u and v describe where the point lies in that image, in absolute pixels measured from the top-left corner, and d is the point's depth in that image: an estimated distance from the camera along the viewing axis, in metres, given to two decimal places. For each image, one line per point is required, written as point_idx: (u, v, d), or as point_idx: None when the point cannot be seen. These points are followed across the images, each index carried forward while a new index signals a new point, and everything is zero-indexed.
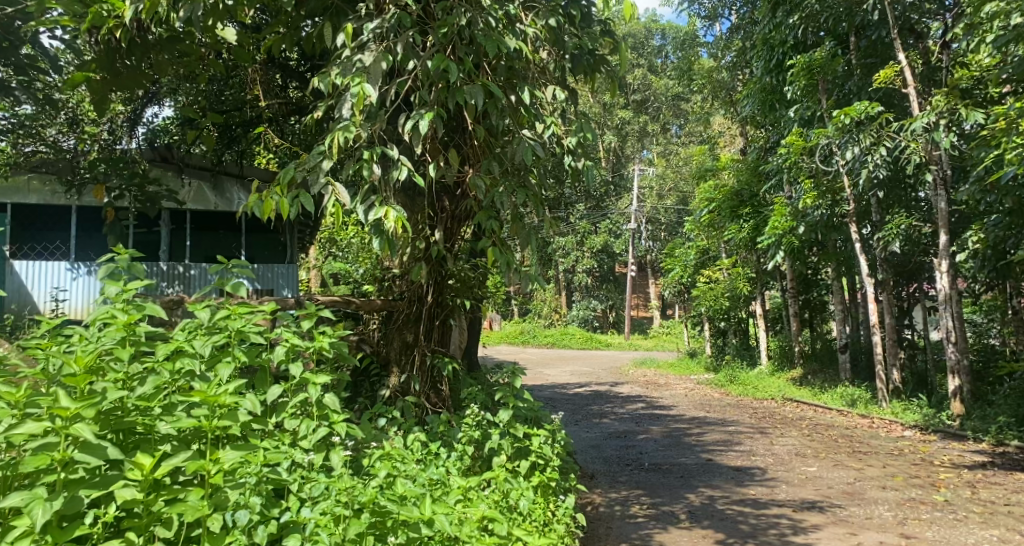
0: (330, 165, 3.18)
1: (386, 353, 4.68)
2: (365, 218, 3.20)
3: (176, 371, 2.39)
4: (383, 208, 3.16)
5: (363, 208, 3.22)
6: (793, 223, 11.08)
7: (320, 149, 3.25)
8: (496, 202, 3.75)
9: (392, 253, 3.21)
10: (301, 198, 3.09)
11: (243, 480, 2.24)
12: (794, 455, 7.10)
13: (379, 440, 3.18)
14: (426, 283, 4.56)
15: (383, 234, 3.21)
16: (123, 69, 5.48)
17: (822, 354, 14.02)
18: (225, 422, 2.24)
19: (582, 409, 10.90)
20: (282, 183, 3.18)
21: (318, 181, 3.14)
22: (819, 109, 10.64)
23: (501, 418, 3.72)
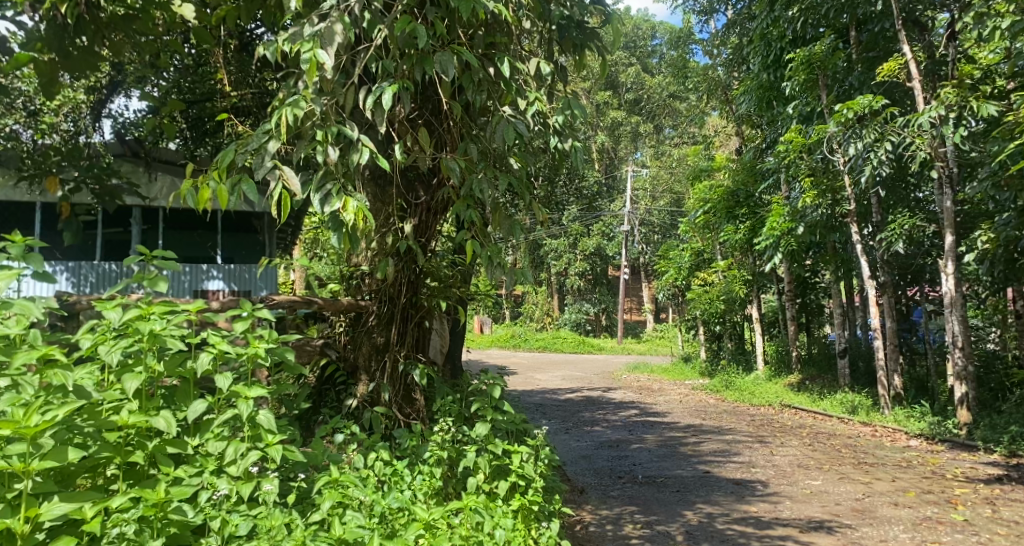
0: (278, 146, 2.72)
1: (353, 358, 4.23)
2: (321, 210, 2.74)
3: (50, 386, 1.97)
4: (341, 199, 2.71)
5: (317, 198, 2.78)
6: (792, 224, 10.70)
7: (264, 127, 2.81)
8: (475, 189, 3.34)
9: (353, 250, 2.76)
10: (241, 184, 2.63)
11: (116, 531, 1.84)
12: (797, 467, 6.69)
13: (332, 461, 2.74)
14: (399, 282, 4.15)
15: (342, 228, 2.78)
16: (75, 51, 4.81)
17: (820, 359, 13.64)
18: (47, 466, 1.76)
19: (573, 416, 10.48)
20: (221, 168, 2.72)
21: (263, 165, 2.68)
22: (818, 105, 10.26)
23: (477, 433, 3.29)
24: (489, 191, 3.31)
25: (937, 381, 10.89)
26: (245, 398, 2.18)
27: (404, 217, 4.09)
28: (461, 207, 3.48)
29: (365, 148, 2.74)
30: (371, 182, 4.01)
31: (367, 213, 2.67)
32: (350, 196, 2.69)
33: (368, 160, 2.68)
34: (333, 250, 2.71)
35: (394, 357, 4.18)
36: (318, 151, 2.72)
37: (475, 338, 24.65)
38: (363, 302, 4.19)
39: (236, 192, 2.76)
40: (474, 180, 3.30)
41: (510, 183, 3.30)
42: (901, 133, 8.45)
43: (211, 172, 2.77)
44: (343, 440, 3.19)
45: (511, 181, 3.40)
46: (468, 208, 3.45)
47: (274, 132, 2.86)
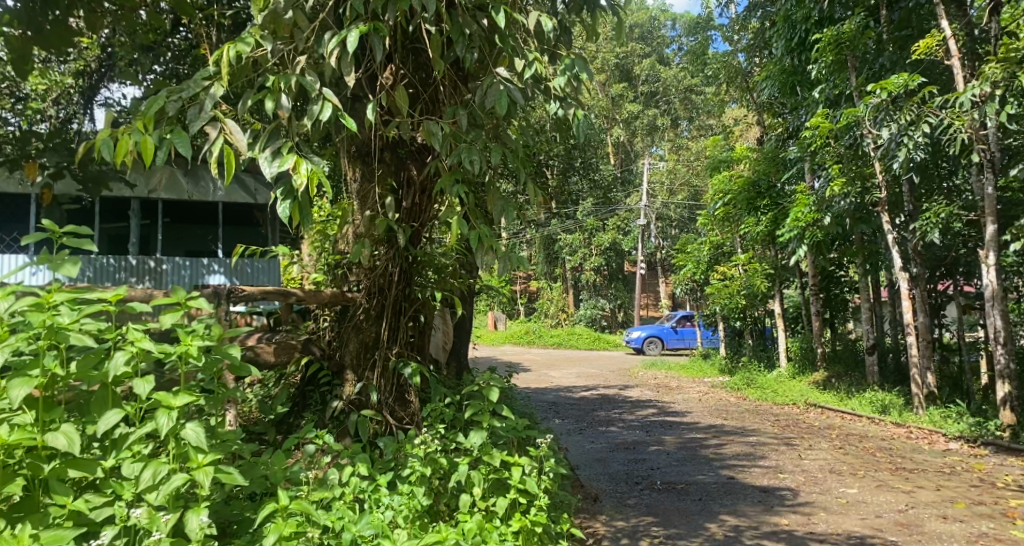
0: (220, 93, 2.44)
1: (338, 358, 3.79)
2: (266, 171, 2.45)
3: None
4: (291, 160, 2.44)
5: (262, 157, 2.51)
6: (818, 214, 10.18)
7: (203, 75, 2.57)
8: (462, 160, 2.94)
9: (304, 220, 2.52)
10: (176, 138, 2.32)
11: None
12: (830, 474, 6.17)
13: (282, 485, 2.32)
14: (390, 270, 3.75)
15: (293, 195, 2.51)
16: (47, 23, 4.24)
17: (846, 356, 13.07)
18: None
19: (587, 416, 10.01)
20: (149, 117, 2.41)
21: (201, 117, 2.39)
22: (846, 88, 9.71)
23: (470, 443, 2.86)
24: (479, 162, 2.92)
25: (971, 378, 10.32)
26: (171, 408, 1.76)
27: (394, 197, 3.74)
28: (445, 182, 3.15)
29: (327, 103, 2.48)
30: (356, 159, 3.69)
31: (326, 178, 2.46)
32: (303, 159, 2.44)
33: (327, 117, 2.42)
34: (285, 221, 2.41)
35: (384, 355, 3.73)
36: (268, 99, 2.45)
37: (488, 335, 24.17)
38: (350, 294, 3.75)
39: (163, 146, 2.46)
40: (461, 150, 2.92)
41: (501, 152, 2.92)
42: (939, 114, 7.92)
43: (134, 123, 2.42)
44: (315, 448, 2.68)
45: (503, 151, 3.02)
46: (453, 183, 3.13)
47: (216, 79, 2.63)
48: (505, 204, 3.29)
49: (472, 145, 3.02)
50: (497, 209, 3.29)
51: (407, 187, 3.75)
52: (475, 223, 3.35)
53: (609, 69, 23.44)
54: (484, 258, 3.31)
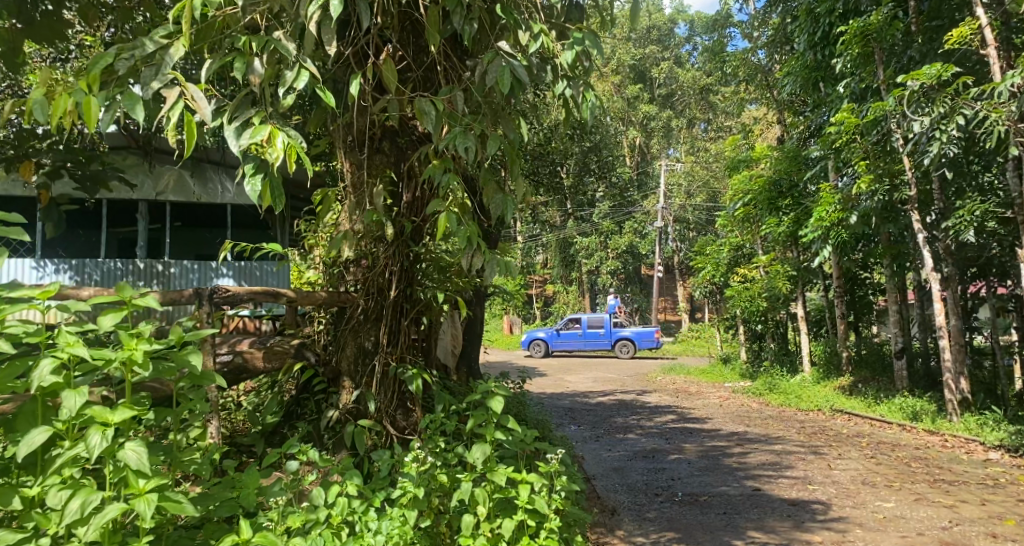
0: (178, 55, 2.41)
1: (335, 363, 3.54)
2: (235, 144, 2.36)
3: None
4: (266, 131, 2.34)
5: (232, 129, 2.41)
6: (844, 213, 9.79)
7: (160, 33, 2.55)
8: (458, 146, 2.73)
9: (273, 198, 2.38)
10: (132, 102, 2.28)
11: None
12: (863, 485, 5.83)
13: (243, 505, 2.10)
14: (388, 269, 3.49)
15: (263, 170, 2.39)
16: (39, 16, 4.07)
17: (873, 361, 12.62)
18: None
19: (605, 422, 9.70)
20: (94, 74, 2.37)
21: (159, 79, 2.35)
22: (874, 82, 9.33)
23: (472, 457, 2.58)
24: (473, 149, 2.73)
25: (1007, 384, 9.87)
26: (107, 424, 1.65)
27: (392, 190, 3.51)
28: (434, 169, 2.96)
29: (305, 71, 2.42)
30: (353, 148, 3.45)
31: (303, 154, 2.37)
32: (279, 131, 2.34)
33: (303, 86, 2.35)
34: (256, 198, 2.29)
35: (382, 361, 3.46)
36: (238, 62, 2.42)
37: (504, 339, 23.79)
38: (347, 294, 3.51)
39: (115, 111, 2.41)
40: (455, 135, 2.71)
41: (498, 140, 2.70)
42: (974, 106, 7.54)
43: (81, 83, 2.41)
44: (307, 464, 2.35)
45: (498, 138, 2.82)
46: (442, 171, 2.96)
47: (176, 39, 2.64)
48: (498, 199, 3.05)
49: (467, 131, 2.81)
50: (491, 204, 3.04)
51: (407, 179, 3.53)
52: (466, 219, 3.10)
53: (625, 70, 23.14)
54: (477, 258, 3.04)
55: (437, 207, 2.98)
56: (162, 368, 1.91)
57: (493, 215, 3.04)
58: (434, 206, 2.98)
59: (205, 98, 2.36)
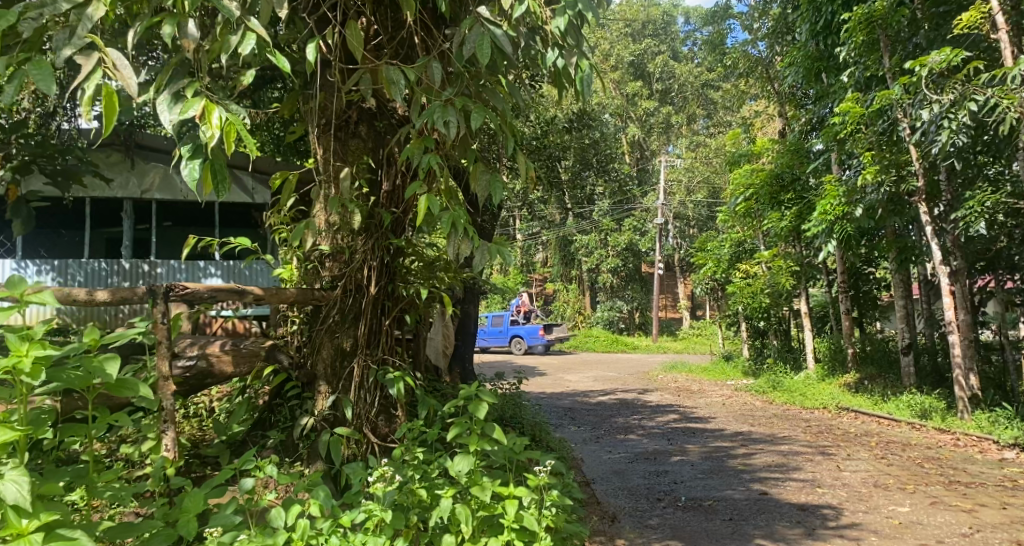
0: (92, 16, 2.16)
1: (310, 367, 3.27)
2: (166, 120, 2.16)
3: None
4: (200, 106, 2.15)
5: (162, 102, 2.21)
6: (849, 206, 9.50)
7: None
8: (440, 121, 2.52)
9: (213, 180, 2.25)
10: (40, 73, 2.01)
11: None
12: (875, 488, 5.56)
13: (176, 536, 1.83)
14: (367, 264, 3.24)
15: (200, 151, 2.24)
16: None
17: (880, 357, 12.33)
18: None
19: (604, 422, 9.42)
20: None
21: (71, 45, 2.08)
22: (879, 70, 9.03)
23: (454, 469, 2.33)
24: (456, 124, 2.55)
25: (1018, 379, 9.59)
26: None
27: (371, 177, 3.27)
28: (413, 149, 2.71)
29: (251, 36, 2.30)
30: (327, 133, 3.21)
31: (243, 131, 2.15)
32: (215, 106, 2.15)
33: (250, 51, 2.24)
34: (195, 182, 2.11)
35: (362, 363, 3.20)
36: (171, 25, 2.22)
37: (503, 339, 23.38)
38: (322, 292, 3.24)
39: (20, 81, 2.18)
40: (436, 111, 2.54)
41: (483, 113, 2.52)
42: (985, 92, 7.27)
43: None
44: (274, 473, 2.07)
45: (484, 113, 2.61)
46: (422, 150, 2.70)
47: None
48: (485, 179, 2.82)
49: (449, 105, 2.63)
50: (478, 186, 2.81)
51: (386, 166, 3.28)
52: (450, 203, 2.85)
53: (623, 66, 22.86)
54: (463, 247, 2.78)
55: (417, 191, 2.72)
56: (70, 376, 1.88)
57: (481, 197, 2.81)
58: (414, 189, 2.72)
59: (129, 66, 2.12)
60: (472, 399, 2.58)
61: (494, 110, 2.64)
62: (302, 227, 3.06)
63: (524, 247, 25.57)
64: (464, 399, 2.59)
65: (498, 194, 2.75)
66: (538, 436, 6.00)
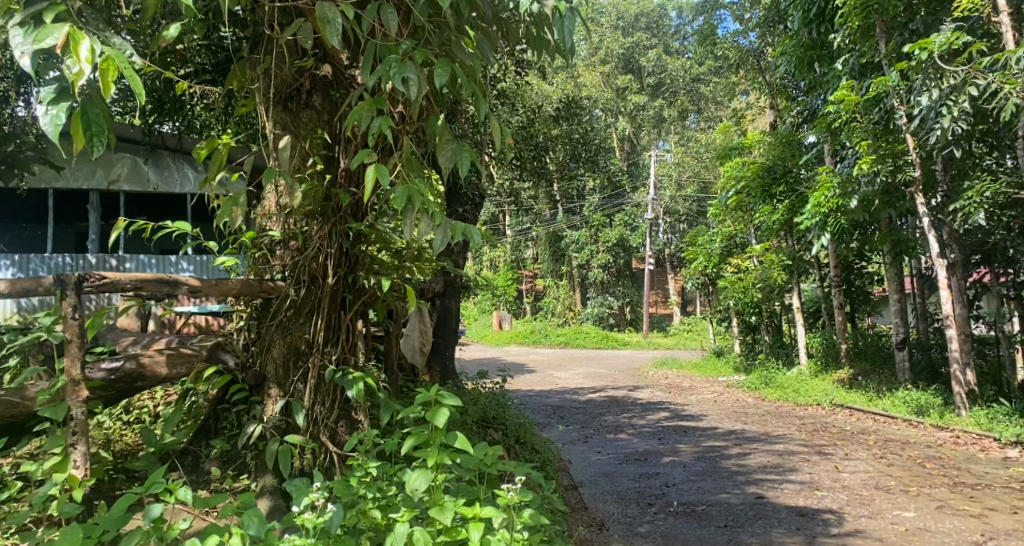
0: None
1: (259, 369, 2.93)
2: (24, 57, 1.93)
3: None
4: (65, 35, 1.94)
5: (16, 31, 1.99)
6: (844, 198, 9.23)
7: None
8: (397, 76, 2.31)
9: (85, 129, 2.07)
10: None
11: None
12: (878, 491, 5.26)
13: None
14: (322, 251, 2.90)
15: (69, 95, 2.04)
16: None
17: (873, 353, 12.05)
18: None
19: (593, 421, 9.09)
20: None
21: None
22: (877, 56, 8.71)
23: (415, 486, 2.01)
24: (417, 81, 2.33)
25: (1016, 374, 9.33)
26: None
27: (327, 155, 2.93)
28: (363, 112, 2.41)
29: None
30: (277, 106, 2.90)
31: (118, 67, 2.03)
32: (86, 37, 1.96)
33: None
34: (57, 133, 1.96)
35: (318, 364, 2.88)
36: None
37: (493, 334, 22.92)
38: (273, 283, 2.90)
39: None
40: (393, 66, 2.32)
41: (447, 69, 2.32)
42: (987, 76, 6.98)
43: None
44: (191, 495, 1.76)
45: (448, 65, 2.39)
46: (374, 113, 2.41)
47: None
48: (451, 150, 2.53)
49: (408, 60, 2.41)
50: (443, 157, 2.52)
51: (344, 142, 2.94)
52: (409, 177, 2.55)
53: (613, 60, 22.54)
54: (423, 227, 2.46)
55: (368, 160, 2.41)
56: None
57: (445, 169, 2.51)
58: (363, 158, 2.40)
59: None
60: (432, 405, 2.25)
61: (458, 66, 2.45)
62: (234, 206, 2.75)
63: (514, 243, 25.25)
64: (425, 404, 2.26)
65: (467, 167, 2.46)
66: (522, 438, 5.68)
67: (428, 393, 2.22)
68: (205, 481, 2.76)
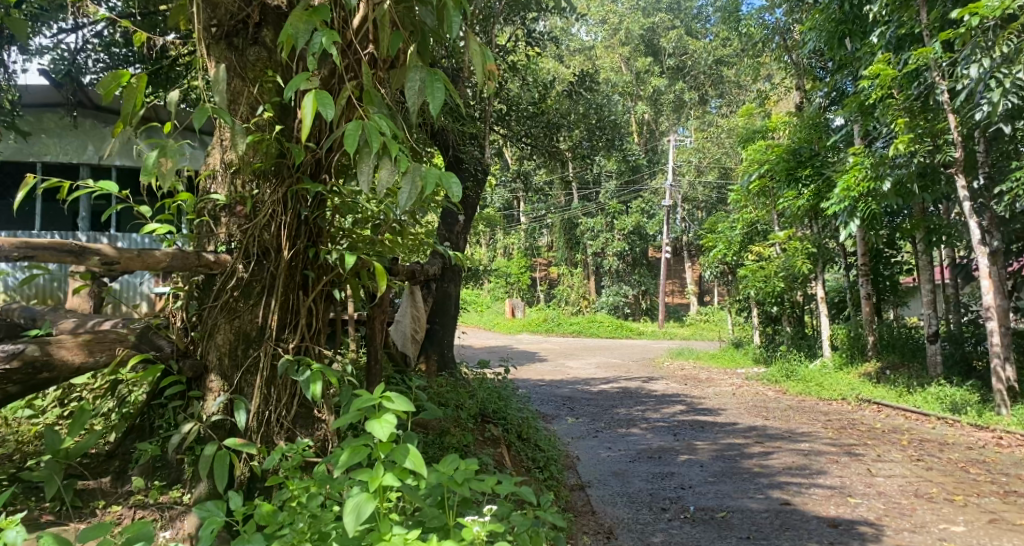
0: None
1: (201, 362, 2.46)
2: None
3: None
4: None
5: None
6: (876, 181, 8.54)
7: None
8: None
9: None
10: None
11: None
12: (917, 499, 4.75)
13: None
14: (275, 218, 2.44)
15: None
16: None
17: (902, 346, 11.41)
18: None
19: (605, 414, 8.60)
20: None
21: None
22: (919, 26, 8.02)
23: (353, 522, 1.59)
24: None
25: None
26: None
27: (282, 103, 2.46)
28: (299, 27, 2.01)
29: None
30: (220, 43, 2.46)
31: None
32: None
33: None
34: None
35: (271, 353, 2.43)
36: None
37: (506, 321, 22.45)
38: (218, 257, 2.44)
39: None
40: None
41: None
42: None
43: None
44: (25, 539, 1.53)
45: None
46: (312, 26, 2.00)
47: None
48: (418, 80, 2.09)
49: None
50: (409, 90, 2.08)
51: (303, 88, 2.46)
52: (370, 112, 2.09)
53: (633, 41, 21.80)
54: (384, 175, 1.97)
55: (307, 87, 2.00)
56: None
57: (412, 104, 2.07)
58: (300, 83, 2.01)
59: None
60: (374, 412, 1.82)
61: None
62: (161, 157, 2.27)
63: (528, 230, 24.70)
64: (365, 410, 1.83)
65: (438, 101, 2.02)
66: (525, 434, 5.21)
67: (371, 401, 1.80)
68: (127, 493, 2.33)
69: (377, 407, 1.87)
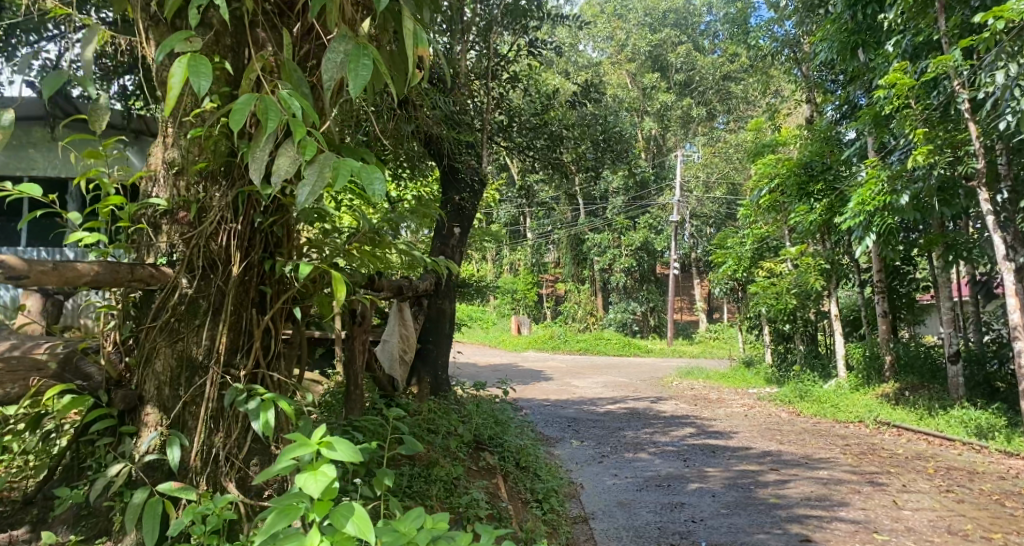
0: None
1: (139, 392, 2.13)
2: None
3: None
4: None
5: None
6: (893, 195, 8.11)
7: None
8: None
9: None
10: None
11: None
12: (951, 538, 4.39)
13: None
14: (224, 225, 2.12)
15: None
16: None
17: (920, 366, 10.95)
18: None
19: (610, 436, 8.20)
20: None
21: None
22: (938, 33, 7.66)
23: None
24: None
25: None
26: None
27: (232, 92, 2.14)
28: None
29: None
30: (160, 24, 2.18)
31: None
32: None
33: None
34: None
35: (217, 382, 2.09)
36: None
37: (511, 339, 22.03)
38: (161, 269, 2.11)
39: None
40: None
41: None
42: None
43: None
44: None
45: None
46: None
47: None
48: (342, 54, 1.85)
49: None
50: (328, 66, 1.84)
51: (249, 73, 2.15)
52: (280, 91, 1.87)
53: (640, 56, 21.55)
54: (283, 162, 1.80)
55: (181, 48, 1.86)
56: None
57: (331, 80, 1.84)
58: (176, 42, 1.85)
59: None
60: (314, 463, 1.55)
61: None
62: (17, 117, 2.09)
63: (534, 246, 24.35)
64: (300, 461, 1.56)
65: (363, 78, 1.77)
66: (523, 461, 4.85)
67: (306, 451, 1.53)
68: None
69: (318, 456, 1.61)
